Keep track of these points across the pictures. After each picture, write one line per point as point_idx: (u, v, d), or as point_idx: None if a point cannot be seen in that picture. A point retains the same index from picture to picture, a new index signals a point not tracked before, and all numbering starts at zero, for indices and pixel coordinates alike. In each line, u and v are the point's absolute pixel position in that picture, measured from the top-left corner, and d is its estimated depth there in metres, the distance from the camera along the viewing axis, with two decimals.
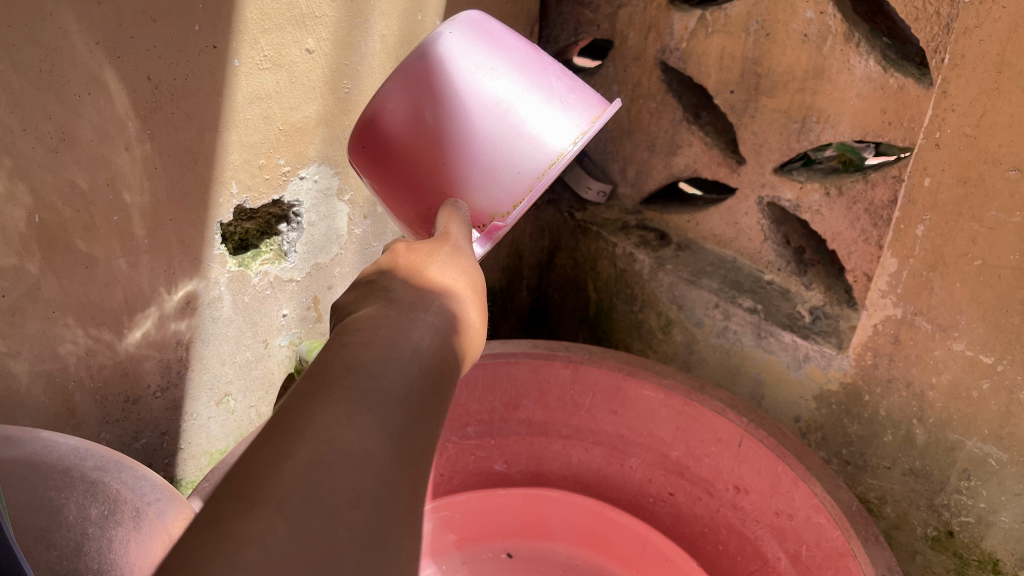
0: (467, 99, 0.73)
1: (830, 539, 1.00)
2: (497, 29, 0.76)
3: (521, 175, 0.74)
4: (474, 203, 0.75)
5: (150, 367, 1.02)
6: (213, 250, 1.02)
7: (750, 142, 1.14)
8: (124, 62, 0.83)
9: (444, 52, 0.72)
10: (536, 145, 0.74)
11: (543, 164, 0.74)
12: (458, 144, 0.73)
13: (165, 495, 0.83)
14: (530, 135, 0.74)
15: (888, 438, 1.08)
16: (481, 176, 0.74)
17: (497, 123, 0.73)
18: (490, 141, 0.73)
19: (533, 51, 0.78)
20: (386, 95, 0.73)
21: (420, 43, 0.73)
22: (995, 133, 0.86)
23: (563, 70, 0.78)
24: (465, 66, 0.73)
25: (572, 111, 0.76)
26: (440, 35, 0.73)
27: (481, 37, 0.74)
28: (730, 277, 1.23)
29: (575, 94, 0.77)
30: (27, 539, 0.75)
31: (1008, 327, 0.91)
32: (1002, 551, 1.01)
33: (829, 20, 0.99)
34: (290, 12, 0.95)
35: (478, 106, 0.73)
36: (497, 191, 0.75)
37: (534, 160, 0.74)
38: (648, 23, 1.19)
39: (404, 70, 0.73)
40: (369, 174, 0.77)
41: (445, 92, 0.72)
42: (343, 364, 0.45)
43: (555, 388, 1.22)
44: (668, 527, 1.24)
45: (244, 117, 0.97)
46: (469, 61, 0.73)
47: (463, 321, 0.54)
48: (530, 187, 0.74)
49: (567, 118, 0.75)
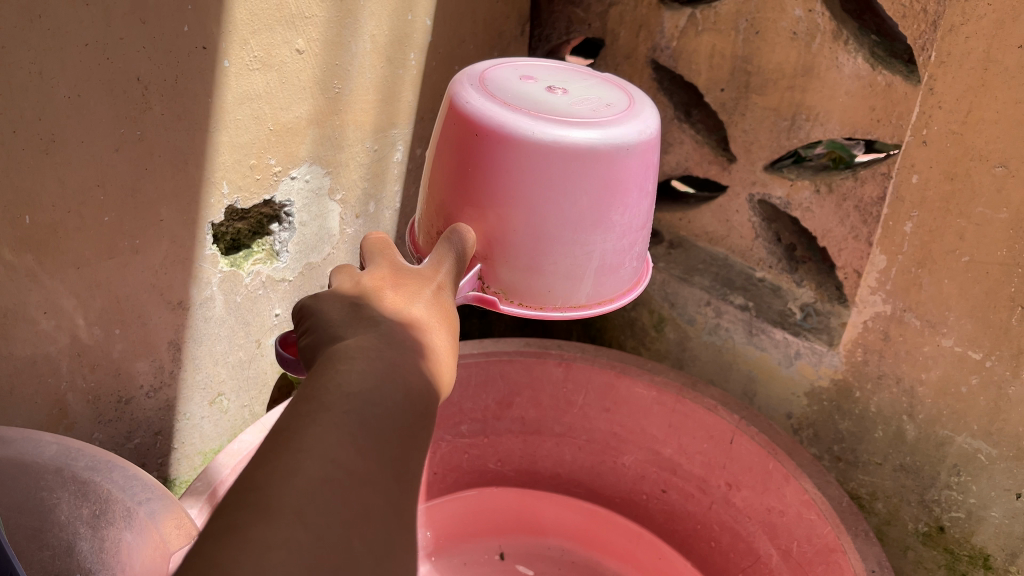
0: (572, 214, 0.77)
1: (821, 534, 1.00)
2: (646, 176, 0.80)
3: (548, 293, 0.81)
4: (499, 276, 0.80)
5: (143, 368, 1.02)
6: (205, 250, 1.03)
7: (741, 139, 1.14)
8: (114, 63, 0.84)
9: (595, 170, 0.76)
10: (576, 286, 0.81)
11: (566, 301, 0.82)
12: (535, 236, 0.78)
13: (157, 494, 0.81)
14: (576, 275, 0.80)
15: (878, 434, 1.09)
16: (526, 266, 0.79)
17: (564, 248, 0.79)
18: (549, 258, 0.79)
19: (646, 211, 0.83)
20: (529, 149, 0.74)
21: (592, 144, 0.75)
22: (982, 129, 0.87)
23: (643, 240, 0.85)
24: (596, 195, 0.77)
25: (617, 284, 0.84)
26: (608, 156, 0.76)
27: (631, 178, 0.78)
28: (721, 275, 1.23)
29: (631, 269, 0.85)
30: (20, 538, 0.78)
31: (997, 323, 0.92)
32: (992, 546, 1.02)
33: (818, 18, 0.99)
34: (280, 13, 0.95)
35: (574, 229, 0.78)
36: (524, 285, 0.80)
37: (565, 292, 0.81)
38: (638, 21, 1.19)
39: (562, 152, 0.74)
40: (454, 159, 0.78)
41: (563, 195, 0.76)
42: (336, 390, 0.49)
43: (548, 387, 1.23)
44: (660, 523, 1.25)
45: (234, 118, 0.97)
46: (603, 194, 0.77)
47: (430, 350, 0.58)
48: (544, 307, 0.82)
49: (610, 287, 0.84)
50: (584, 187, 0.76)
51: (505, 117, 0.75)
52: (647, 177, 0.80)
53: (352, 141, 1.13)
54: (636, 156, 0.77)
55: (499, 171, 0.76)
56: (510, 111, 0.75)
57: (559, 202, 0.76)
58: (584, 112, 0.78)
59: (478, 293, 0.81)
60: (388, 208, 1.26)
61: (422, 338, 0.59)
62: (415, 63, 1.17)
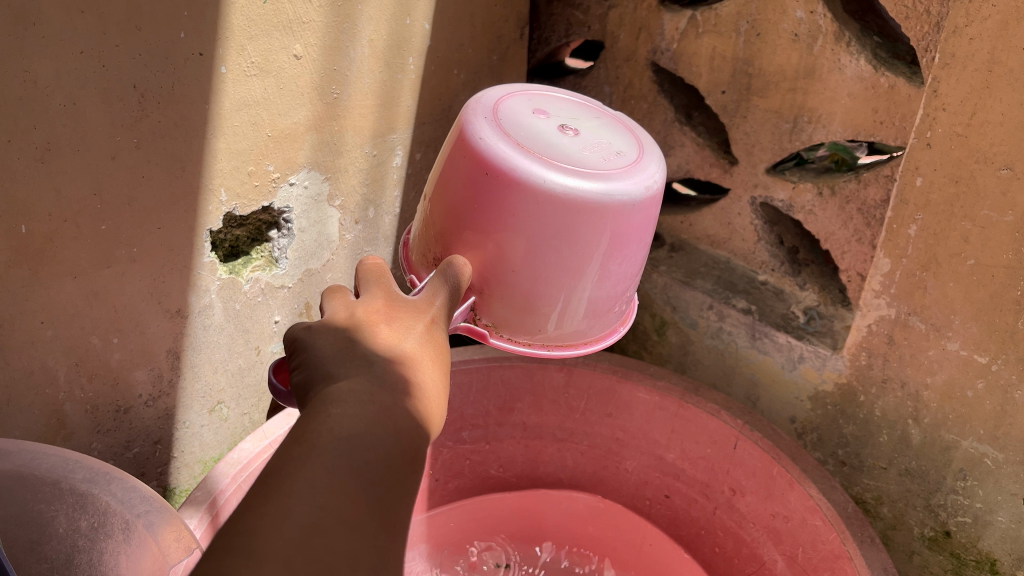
0: (570, 261, 0.76)
1: (826, 541, 0.99)
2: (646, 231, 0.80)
3: (538, 331, 0.81)
4: (490, 309, 0.80)
5: (142, 376, 1.01)
6: (204, 258, 1.02)
7: (742, 142, 1.13)
8: (110, 71, 0.83)
9: (596, 222, 0.75)
10: (569, 326, 0.81)
11: (553, 342, 0.82)
12: (531, 277, 0.77)
13: (155, 506, 0.82)
14: (566, 318, 0.80)
15: (883, 438, 1.08)
16: (519, 304, 0.79)
17: (561, 294, 0.78)
18: (543, 300, 0.78)
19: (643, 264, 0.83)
20: (532, 197, 0.74)
21: (595, 198, 0.74)
22: (987, 132, 0.86)
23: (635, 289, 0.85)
24: (594, 245, 0.76)
25: (605, 326, 0.84)
26: (608, 211, 0.75)
27: (629, 231, 0.78)
28: (724, 278, 1.23)
29: (619, 315, 0.85)
30: (16, 552, 0.75)
31: (1002, 326, 0.91)
32: (999, 551, 1.01)
33: (819, 20, 0.98)
34: (277, 18, 0.95)
35: (570, 276, 0.77)
36: (514, 320, 0.80)
37: (552, 332, 0.81)
38: (638, 23, 1.19)
39: (566, 203, 0.74)
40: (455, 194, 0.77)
41: (562, 243, 0.75)
42: (329, 434, 0.49)
43: (549, 392, 1.22)
44: (664, 528, 1.24)
45: (232, 124, 0.96)
46: (600, 246, 0.76)
47: (418, 387, 0.58)
48: (531, 344, 0.82)
49: (600, 330, 0.84)
50: (586, 237, 0.75)
51: (518, 161, 0.74)
52: (647, 230, 0.80)
53: (351, 146, 1.13)
54: (639, 212, 0.77)
55: (503, 215, 0.75)
56: (522, 154, 0.74)
57: (561, 250, 0.76)
58: (593, 159, 0.77)
59: (470, 324, 0.80)
60: (388, 213, 1.25)
61: (411, 373, 0.59)
62: (413, 67, 1.16)
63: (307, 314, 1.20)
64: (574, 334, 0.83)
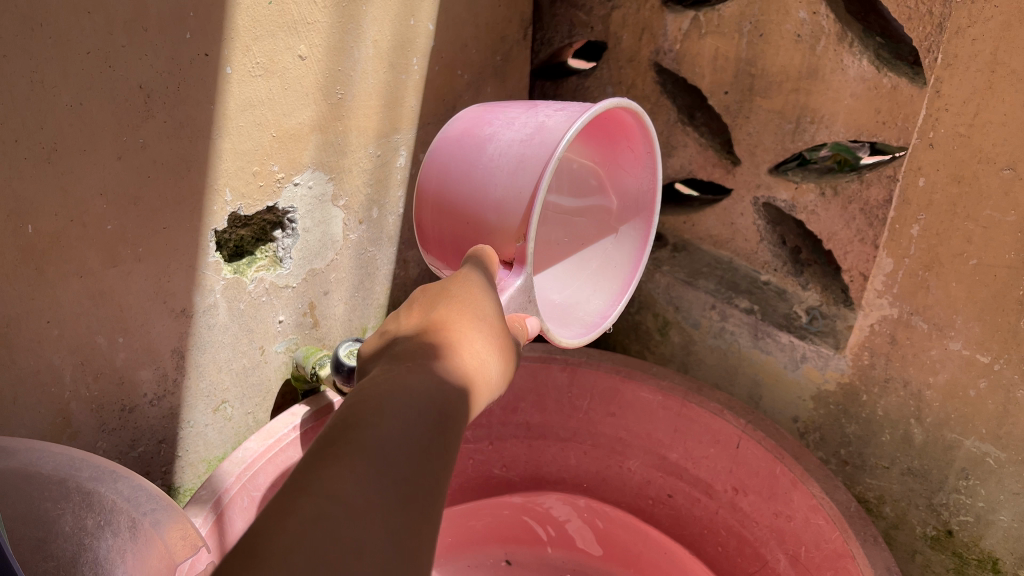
0: (473, 168, 0.84)
1: (828, 540, 1.00)
2: (500, 104, 0.91)
3: (516, 190, 0.79)
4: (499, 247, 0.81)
5: (147, 376, 1.02)
6: (208, 257, 1.02)
7: (745, 142, 1.13)
8: (115, 71, 0.83)
9: (447, 152, 0.88)
10: (517, 162, 0.80)
11: (529, 176, 0.78)
12: (472, 203, 0.83)
13: (162, 505, 0.81)
14: (516, 163, 0.80)
15: (885, 438, 1.08)
16: (494, 211, 0.81)
17: (490, 173, 0.82)
18: (489, 187, 0.81)
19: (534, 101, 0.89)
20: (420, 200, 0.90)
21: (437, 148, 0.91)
22: (989, 132, 0.86)
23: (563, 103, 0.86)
24: (466, 146, 0.86)
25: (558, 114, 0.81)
26: (446, 143, 0.89)
27: (475, 123, 0.88)
28: (726, 278, 1.23)
29: (566, 110, 0.82)
30: (24, 549, 0.76)
31: (1005, 326, 0.91)
32: (1001, 550, 1.01)
33: (822, 20, 0.99)
34: (282, 18, 0.95)
35: (478, 167, 0.83)
36: (510, 214, 0.79)
37: (522, 179, 0.78)
38: (642, 24, 1.19)
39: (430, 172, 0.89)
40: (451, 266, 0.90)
41: (450, 177, 0.86)
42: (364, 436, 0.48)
43: (552, 391, 1.23)
44: (668, 528, 1.24)
45: (237, 125, 0.96)
46: (468, 143, 0.86)
47: (465, 370, 0.59)
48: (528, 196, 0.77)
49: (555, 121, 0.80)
50: (460, 150, 0.87)
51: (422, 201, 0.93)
52: (507, 108, 0.88)
53: (355, 146, 1.13)
54: (469, 116, 0.90)
55: (463, 212, 0.84)
56: None
57: (455, 177, 0.86)
58: None
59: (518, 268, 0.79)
60: (392, 213, 1.25)
61: (455, 360, 0.60)
62: (418, 68, 1.16)
63: (311, 314, 1.20)
64: (530, 146, 0.79)
